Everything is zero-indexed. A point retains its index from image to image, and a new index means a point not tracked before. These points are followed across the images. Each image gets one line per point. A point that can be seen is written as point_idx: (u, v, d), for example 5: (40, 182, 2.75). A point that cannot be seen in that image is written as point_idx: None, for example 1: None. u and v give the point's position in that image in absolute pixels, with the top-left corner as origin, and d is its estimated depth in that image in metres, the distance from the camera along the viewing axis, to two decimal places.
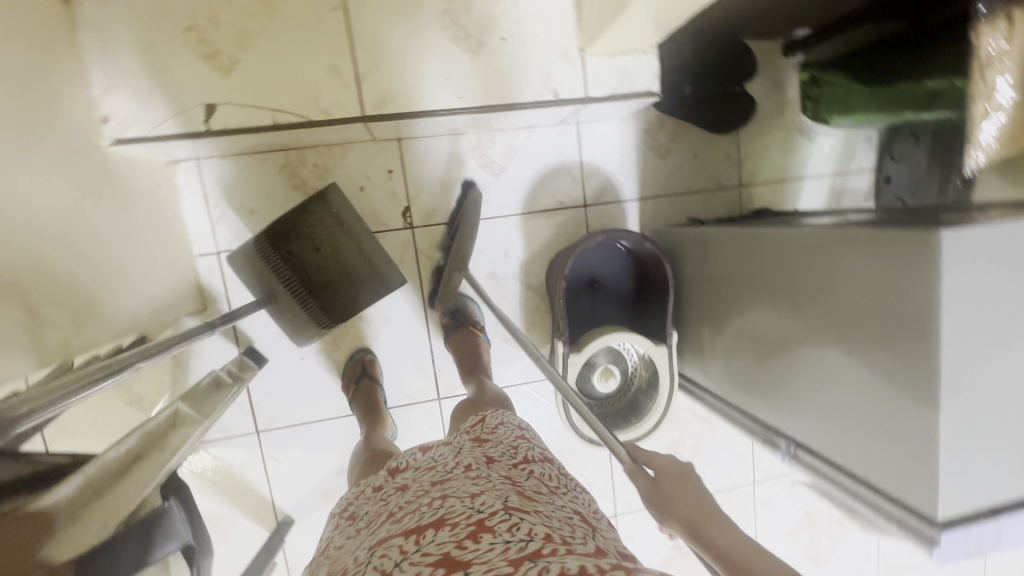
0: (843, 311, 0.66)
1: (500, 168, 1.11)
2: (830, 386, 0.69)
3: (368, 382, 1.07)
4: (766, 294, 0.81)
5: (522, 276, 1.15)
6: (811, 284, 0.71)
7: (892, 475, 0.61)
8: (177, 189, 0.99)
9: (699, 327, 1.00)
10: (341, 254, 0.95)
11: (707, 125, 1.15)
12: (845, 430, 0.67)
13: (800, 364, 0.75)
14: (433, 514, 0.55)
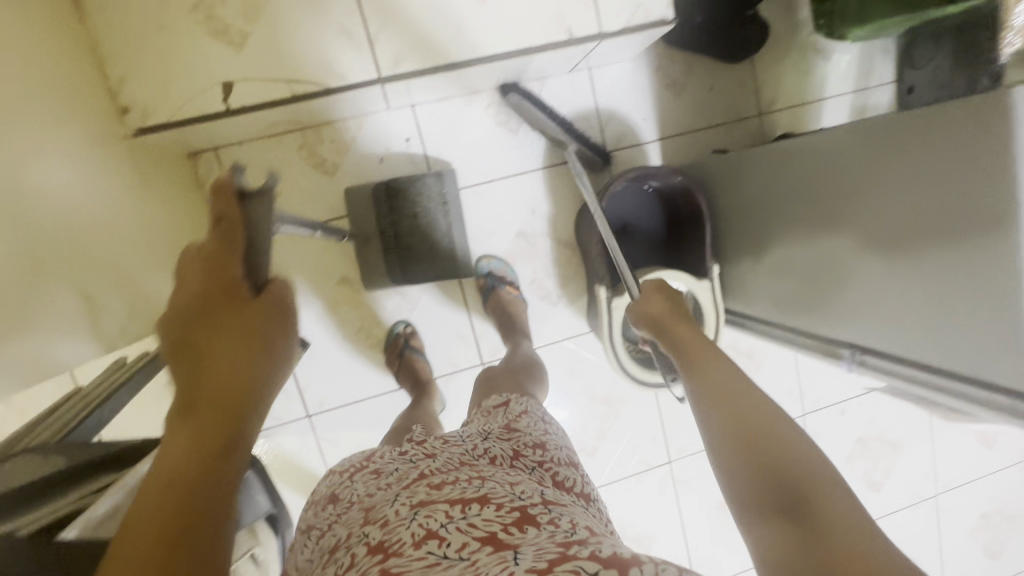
0: (904, 204, 0.64)
1: (518, 124, 1.09)
2: (891, 279, 0.68)
3: (411, 355, 1.08)
4: (814, 206, 0.79)
5: (551, 232, 1.14)
6: (858, 178, 0.70)
7: (975, 359, 0.60)
8: (200, 181, 0.99)
9: (738, 258, 1.01)
10: (430, 227, 1.04)
11: (721, 55, 1.12)
12: (916, 325, 0.66)
13: (856, 271, 0.74)
14: (474, 490, 0.52)
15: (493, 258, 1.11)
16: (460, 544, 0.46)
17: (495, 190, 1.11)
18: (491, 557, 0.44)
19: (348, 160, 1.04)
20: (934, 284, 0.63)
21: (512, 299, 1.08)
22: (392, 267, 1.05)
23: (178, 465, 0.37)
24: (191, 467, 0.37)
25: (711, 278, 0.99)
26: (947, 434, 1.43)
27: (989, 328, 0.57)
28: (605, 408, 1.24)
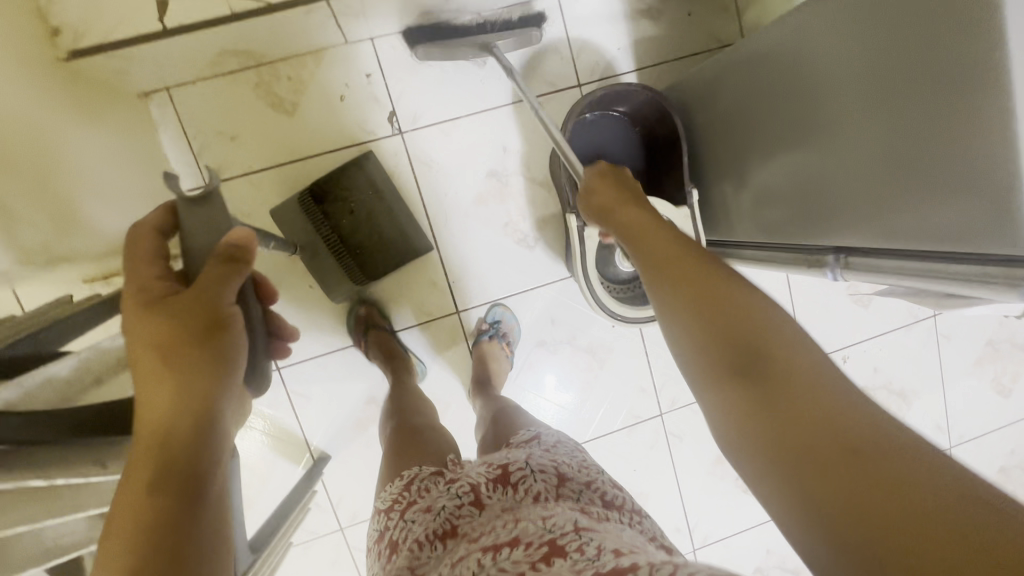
0: (882, 87, 0.60)
1: (484, 57, 1.04)
2: (869, 188, 0.64)
3: (379, 331, 1.04)
4: (794, 109, 0.74)
5: (524, 170, 1.09)
6: (840, 85, 0.66)
7: (964, 232, 0.54)
8: (155, 123, 0.96)
9: (719, 181, 0.96)
10: (375, 220, 1.02)
11: None
12: (897, 214, 0.61)
13: (838, 172, 0.69)
14: (507, 534, 0.55)
15: (508, 311, 1.12)
16: None
17: (465, 127, 1.06)
18: None
19: (307, 99, 1.00)
20: (912, 165, 0.58)
21: (502, 359, 1.09)
22: (350, 270, 1.03)
23: (146, 496, 0.40)
24: (152, 495, 0.40)
25: (690, 203, 0.92)
26: (960, 382, 1.35)
27: (971, 211, 0.53)
28: (590, 358, 1.18)
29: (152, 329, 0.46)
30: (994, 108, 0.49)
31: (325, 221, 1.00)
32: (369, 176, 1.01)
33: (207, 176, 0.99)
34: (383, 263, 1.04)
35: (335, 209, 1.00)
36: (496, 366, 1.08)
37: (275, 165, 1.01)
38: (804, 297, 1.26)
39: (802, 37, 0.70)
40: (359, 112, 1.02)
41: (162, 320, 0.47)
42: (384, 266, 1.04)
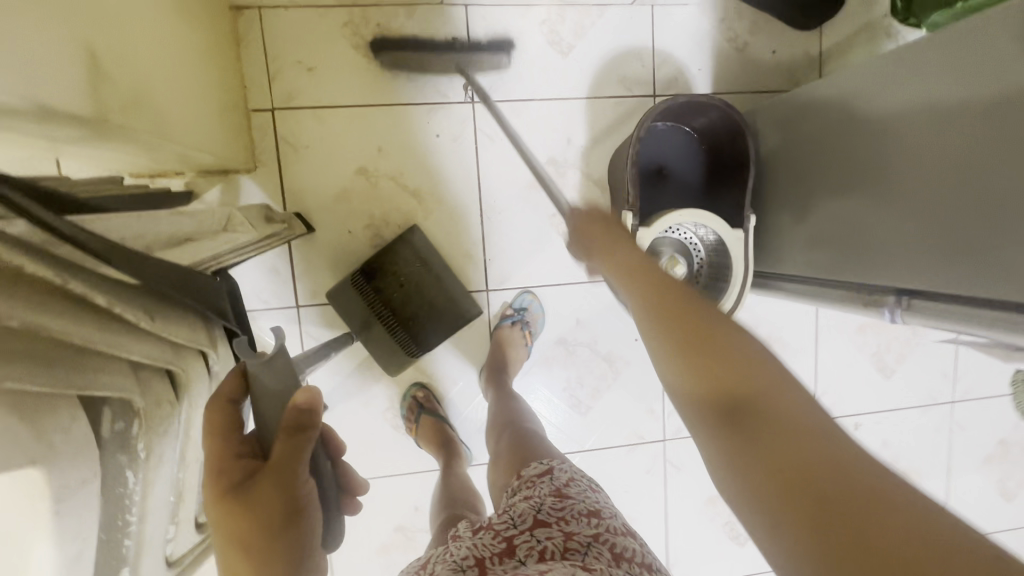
0: (977, 133, 0.61)
1: (568, 47, 1.05)
2: (943, 224, 0.66)
3: (429, 418, 1.04)
4: (873, 146, 0.75)
5: (584, 166, 1.09)
6: (927, 125, 0.67)
7: None
8: (239, 37, 0.96)
9: (778, 213, 0.96)
10: (424, 289, 1.03)
11: (788, 17, 1.08)
12: (970, 259, 0.62)
13: (909, 213, 0.70)
14: None
15: (537, 300, 1.11)
16: None
17: (536, 109, 1.06)
18: None
19: (390, 48, 1.00)
20: (995, 213, 0.59)
21: (520, 347, 1.07)
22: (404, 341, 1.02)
23: None
24: None
25: (747, 229, 0.93)
26: (965, 475, 1.32)
27: None
28: (606, 366, 1.16)
29: (227, 523, 0.43)
30: None
31: (377, 296, 1.01)
32: (415, 248, 1.03)
33: (275, 101, 0.99)
34: (434, 327, 1.03)
35: (386, 283, 1.02)
36: (515, 353, 1.06)
37: (345, 104, 1.01)
38: (828, 353, 1.24)
39: (908, 67, 0.70)
40: (437, 71, 1.02)
41: (238, 509, 0.43)
42: (436, 330, 1.03)
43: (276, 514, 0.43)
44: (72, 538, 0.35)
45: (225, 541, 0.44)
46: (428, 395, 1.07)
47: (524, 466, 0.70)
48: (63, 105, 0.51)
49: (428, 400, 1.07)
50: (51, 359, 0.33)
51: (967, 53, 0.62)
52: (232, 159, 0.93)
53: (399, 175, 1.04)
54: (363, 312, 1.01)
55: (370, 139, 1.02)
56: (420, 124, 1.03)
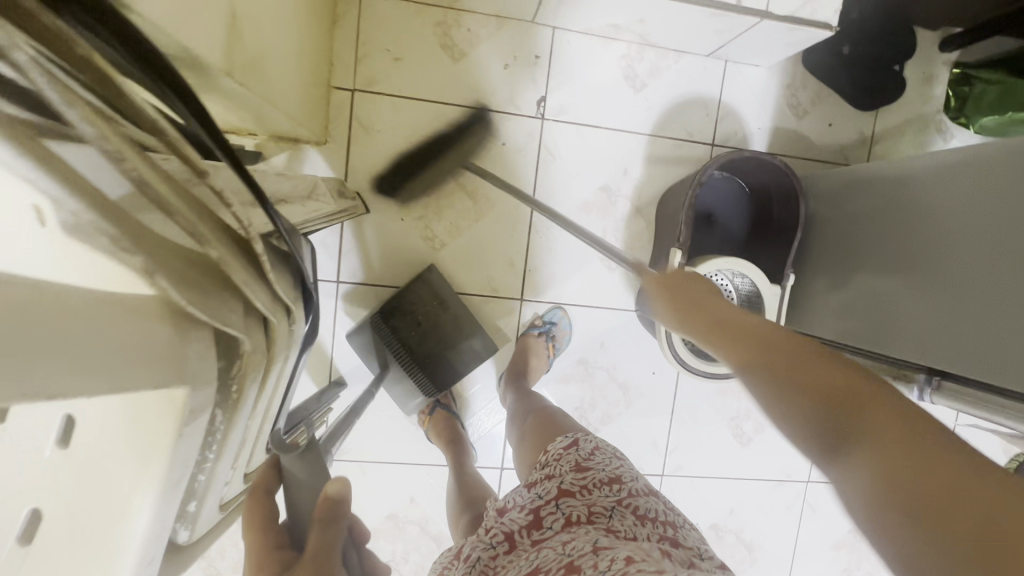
0: (1009, 238, 0.67)
1: (641, 84, 1.10)
2: (977, 312, 0.70)
3: (443, 411, 1.06)
4: (908, 234, 0.81)
5: (634, 197, 1.13)
6: (985, 219, 0.70)
7: None
8: (335, 17, 0.99)
9: (815, 277, 1.00)
10: (440, 330, 1.05)
11: (850, 95, 1.14)
12: (989, 351, 0.68)
13: (936, 303, 0.75)
14: (529, 565, 0.54)
15: (567, 316, 1.14)
16: None
17: (600, 138, 1.10)
18: None
19: (474, 55, 1.04)
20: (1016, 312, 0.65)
21: (543, 356, 1.09)
22: (422, 383, 1.04)
23: None
24: None
25: (785, 287, 0.96)
26: None
27: None
28: (620, 393, 1.18)
29: None
30: None
31: (393, 335, 1.02)
32: (432, 288, 1.05)
33: (358, 82, 1.02)
34: (449, 367, 1.05)
35: (402, 323, 1.03)
36: (536, 361, 1.08)
37: (422, 99, 1.04)
38: None
39: (978, 158, 0.73)
40: (514, 84, 1.06)
41: None
42: (451, 371, 1.05)
43: None
44: (180, 463, 0.37)
45: None
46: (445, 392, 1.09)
47: (551, 441, 0.74)
48: (204, 57, 0.54)
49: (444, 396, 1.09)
50: (207, 291, 0.37)
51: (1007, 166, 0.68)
52: (308, 129, 0.95)
53: (460, 176, 1.07)
54: (380, 352, 1.02)
55: (438, 136, 1.05)
56: (487, 131, 1.06)
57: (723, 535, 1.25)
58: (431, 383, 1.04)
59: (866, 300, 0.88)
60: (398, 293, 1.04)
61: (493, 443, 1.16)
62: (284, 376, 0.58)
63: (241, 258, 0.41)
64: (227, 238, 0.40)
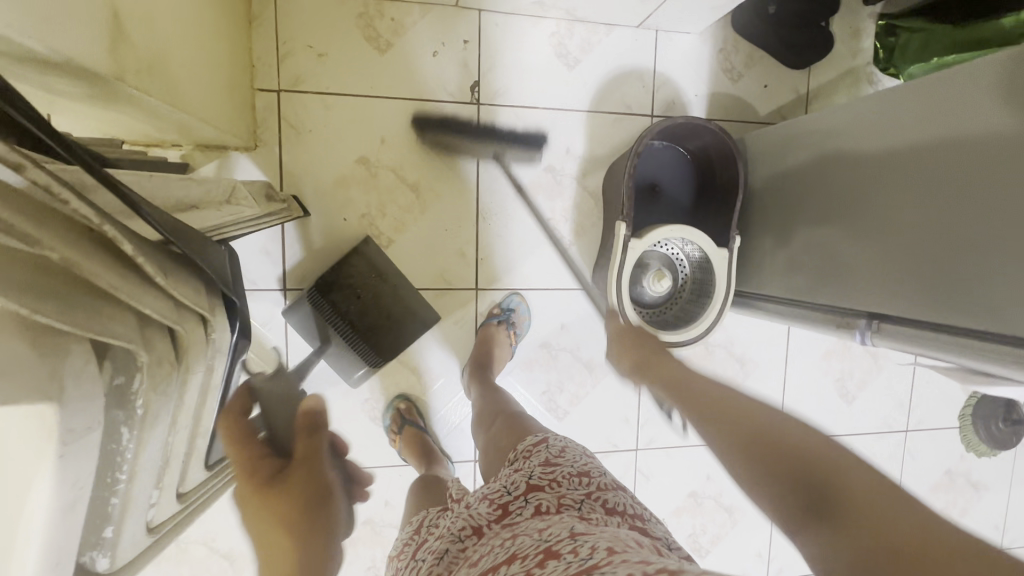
0: (933, 174, 0.68)
1: (575, 61, 1.09)
2: (958, 254, 0.65)
3: (411, 428, 1.05)
4: (841, 181, 0.83)
5: (580, 175, 1.12)
6: (907, 155, 0.72)
7: (983, 306, 0.63)
8: (251, 17, 0.96)
9: (761, 236, 1.00)
10: (382, 301, 1.03)
11: (781, 54, 1.14)
12: (921, 286, 0.70)
13: (871, 246, 0.77)
14: (503, 552, 0.52)
15: (524, 301, 1.13)
16: None
17: (538, 118, 1.09)
18: None
19: (401, 45, 1.02)
20: (943, 245, 0.67)
21: (504, 345, 1.07)
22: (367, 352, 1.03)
23: None
24: None
25: (731, 249, 0.97)
26: None
27: (988, 294, 0.62)
28: (586, 373, 1.18)
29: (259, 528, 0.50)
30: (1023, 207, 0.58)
31: (334, 310, 1.00)
32: (369, 259, 1.03)
33: (283, 83, 0.98)
34: (395, 336, 1.04)
35: (342, 296, 1.01)
36: (499, 350, 1.07)
37: (351, 94, 1.01)
38: (795, 376, 1.29)
39: (944, 90, 0.68)
40: (444, 71, 1.04)
41: (270, 513, 0.50)
42: (397, 340, 1.04)
43: (312, 500, 0.52)
44: (73, 485, 0.35)
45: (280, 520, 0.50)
46: (410, 407, 1.09)
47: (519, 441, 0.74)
48: (83, 62, 0.50)
49: (410, 412, 1.08)
50: (74, 302, 0.35)
51: (926, 103, 0.70)
52: (235, 136, 0.92)
53: (401, 169, 1.05)
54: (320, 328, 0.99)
55: (373, 130, 1.03)
56: (422, 122, 1.04)
57: (703, 502, 1.26)
58: (375, 352, 1.03)
59: (808, 254, 0.89)
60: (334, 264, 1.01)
61: (463, 436, 1.15)
62: (211, 388, 0.55)
63: (116, 270, 0.39)
64: (100, 245, 0.38)
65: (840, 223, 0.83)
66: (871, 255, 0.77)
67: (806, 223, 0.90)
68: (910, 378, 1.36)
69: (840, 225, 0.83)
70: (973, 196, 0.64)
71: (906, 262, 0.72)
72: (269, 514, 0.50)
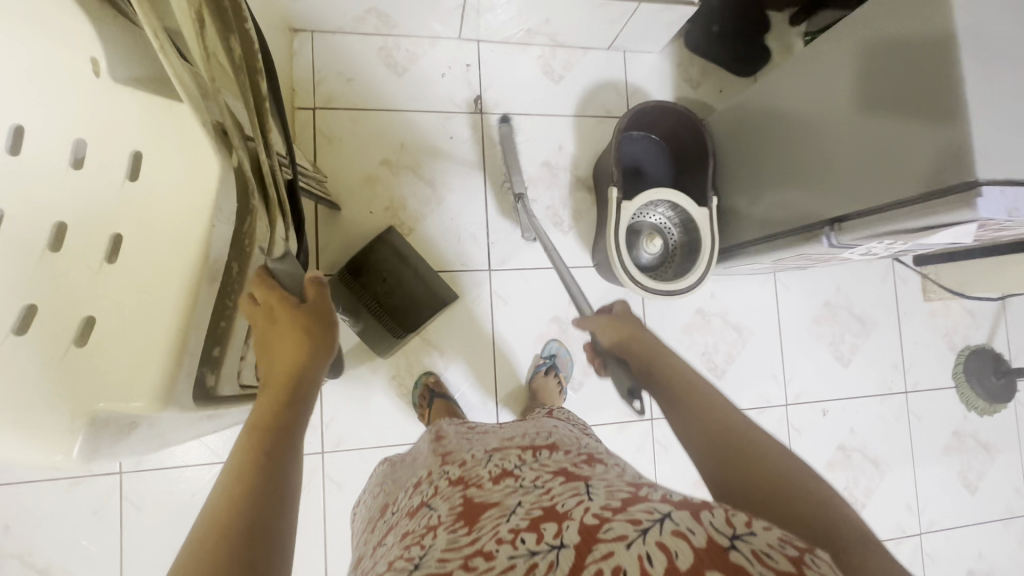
0: (863, 85, 0.79)
1: (559, 77, 1.30)
2: (910, 130, 0.72)
3: (439, 401, 1.11)
4: (795, 118, 0.94)
5: (573, 168, 1.29)
6: (837, 80, 0.84)
7: (927, 173, 0.70)
8: (292, 51, 1.17)
9: (733, 197, 1.15)
10: (404, 283, 1.13)
11: (729, 65, 1.37)
12: (873, 178, 0.78)
13: (825, 161, 0.87)
14: (544, 441, 0.56)
15: (564, 347, 1.24)
16: (534, 476, 0.47)
17: (532, 123, 1.28)
18: (564, 486, 0.44)
19: (415, 69, 1.22)
20: (883, 137, 0.76)
21: (554, 391, 1.16)
22: (392, 327, 1.12)
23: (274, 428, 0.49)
24: (280, 428, 0.49)
25: (710, 208, 1.11)
26: (926, 464, 1.43)
27: (935, 157, 0.69)
28: None
29: (284, 337, 0.55)
30: (944, 78, 0.68)
31: (362, 290, 1.11)
32: (393, 246, 1.13)
33: (317, 101, 1.17)
34: (418, 314, 1.13)
35: (369, 279, 1.12)
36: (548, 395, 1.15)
37: (375, 109, 1.20)
38: (790, 343, 1.38)
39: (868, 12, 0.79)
40: (451, 88, 1.24)
41: (294, 331, 0.56)
42: (420, 318, 1.13)
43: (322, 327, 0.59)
44: (212, 263, 0.44)
45: (303, 339, 0.56)
46: (438, 380, 1.15)
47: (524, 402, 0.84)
48: None
49: (437, 386, 1.15)
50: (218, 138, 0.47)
51: (842, 39, 0.83)
52: None
53: (418, 168, 1.21)
54: (350, 304, 1.10)
55: (394, 136, 1.20)
56: (436, 128, 1.23)
57: None
58: (399, 327, 1.12)
59: (769, 195, 1.02)
60: (361, 250, 1.14)
61: (485, 411, 1.20)
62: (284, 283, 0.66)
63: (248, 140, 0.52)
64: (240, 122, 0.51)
65: (794, 159, 0.95)
66: (824, 172, 0.87)
67: (764, 171, 1.04)
68: (899, 342, 1.44)
69: (794, 159, 0.95)
70: (896, 89, 0.74)
71: (860, 164, 0.80)
72: (294, 336, 0.56)
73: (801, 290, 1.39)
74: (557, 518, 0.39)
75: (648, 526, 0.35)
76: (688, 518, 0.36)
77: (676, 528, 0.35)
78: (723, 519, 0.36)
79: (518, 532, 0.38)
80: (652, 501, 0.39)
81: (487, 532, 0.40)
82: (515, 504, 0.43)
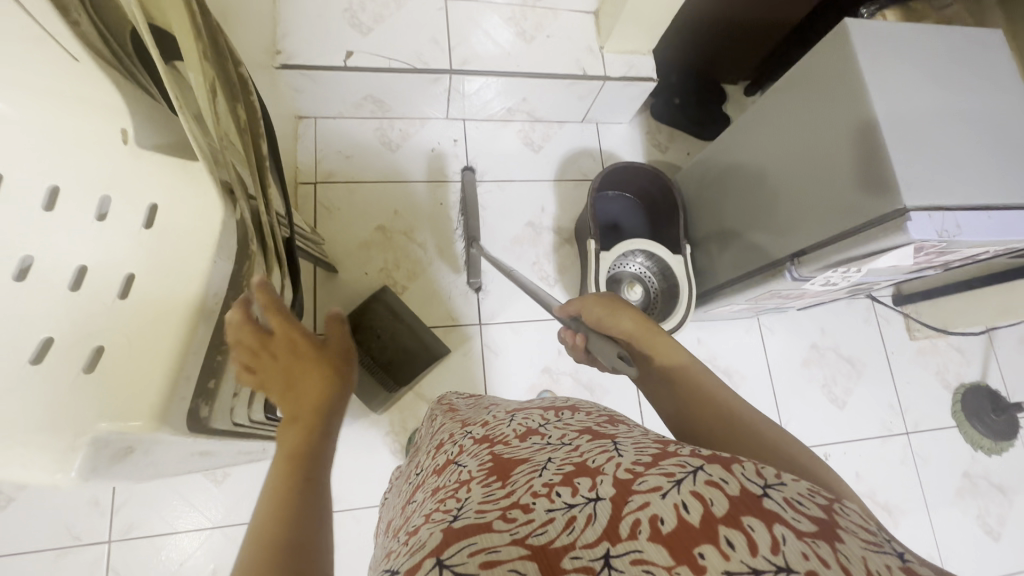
0: (806, 120, 0.89)
1: (539, 147, 1.43)
2: (844, 158, 0.81)
3: None
4: (750, 152, 1.04)
5: (555, 227, 1.38)
6: (786, 117, 0.94)
7: (859, 197, 0.78)
8: (297, 135, 1.30)
9: (704, 244, 1.22)
10: (398, 339, 1.18)
11: (694, 131, 1.50)
12: (816, 201, 0.86)
13: (779, 188, 0.95)
14: (564, 406, 0.59)
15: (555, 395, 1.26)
16: (560, 434, 0.50)
17: (516, 188, 1.39)
18: (592, 443, 0.46)
19: (407, 145, 1.36)
20: (823, 163, 0.85)
21: None
22: (386, 382, 1.16)
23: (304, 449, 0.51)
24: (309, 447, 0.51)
25: (684, 256, 1.18)
26: (941, 509, 1.38)
27: (862, 183, 0.77)
28: (587, 395, 1.28)
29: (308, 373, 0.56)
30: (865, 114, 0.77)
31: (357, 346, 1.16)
32: (387, 304, 1.19)
33: (318, 176, 1.29)
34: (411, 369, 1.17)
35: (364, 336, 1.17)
36: None
37: (371, 181, 1.32)
38: (782, 386, 1.39)
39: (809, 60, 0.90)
40: (440, 160, 1.36)
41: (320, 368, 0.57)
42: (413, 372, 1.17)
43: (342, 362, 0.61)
44: (214, 293, 0.51)
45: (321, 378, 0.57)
46: None
47: None
48: None
49: None
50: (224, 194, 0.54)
51: (789, 84, 0.94)
52: None
53: (411, 232, 1.30)
54: None
55: (389, 204, 1.31)
56: (427, 195, 1.33)
57: None
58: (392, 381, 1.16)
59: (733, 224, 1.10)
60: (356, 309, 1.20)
61: None
62: None
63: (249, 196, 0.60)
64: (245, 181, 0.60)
65: (752, 196, 1.04)
66: (778, 201, 0.96)
67: (728, 205, 1.12)
68: (892, 381, 1.45)
69: (751, 190, 1.04)
70: (830, 124, 0.84)
71: (806, 188, 0.88)
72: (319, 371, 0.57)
73: (787, 333, 1.42)
74: (590, 473, 0.41)
75: (681, 478, 0.38)
76: (720, 470, 0.38)
77: (709, 478, 0.37)
78: (754, 471, 0.39)
79: (553, 486, 0.41)
80: (683, 456, 0.41)
81: (521, 485, 0.42)
82: (546, 459, 0.45)
